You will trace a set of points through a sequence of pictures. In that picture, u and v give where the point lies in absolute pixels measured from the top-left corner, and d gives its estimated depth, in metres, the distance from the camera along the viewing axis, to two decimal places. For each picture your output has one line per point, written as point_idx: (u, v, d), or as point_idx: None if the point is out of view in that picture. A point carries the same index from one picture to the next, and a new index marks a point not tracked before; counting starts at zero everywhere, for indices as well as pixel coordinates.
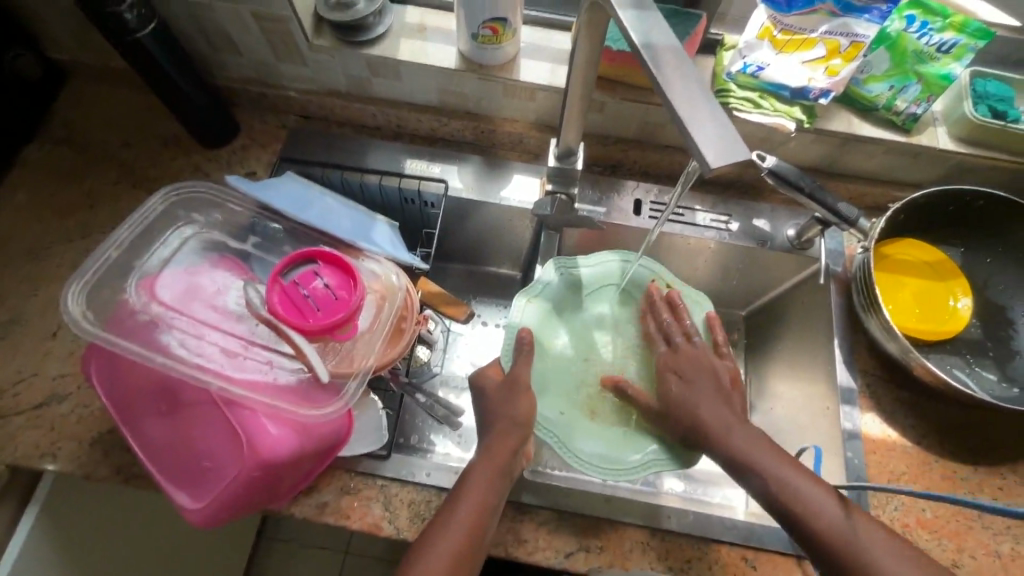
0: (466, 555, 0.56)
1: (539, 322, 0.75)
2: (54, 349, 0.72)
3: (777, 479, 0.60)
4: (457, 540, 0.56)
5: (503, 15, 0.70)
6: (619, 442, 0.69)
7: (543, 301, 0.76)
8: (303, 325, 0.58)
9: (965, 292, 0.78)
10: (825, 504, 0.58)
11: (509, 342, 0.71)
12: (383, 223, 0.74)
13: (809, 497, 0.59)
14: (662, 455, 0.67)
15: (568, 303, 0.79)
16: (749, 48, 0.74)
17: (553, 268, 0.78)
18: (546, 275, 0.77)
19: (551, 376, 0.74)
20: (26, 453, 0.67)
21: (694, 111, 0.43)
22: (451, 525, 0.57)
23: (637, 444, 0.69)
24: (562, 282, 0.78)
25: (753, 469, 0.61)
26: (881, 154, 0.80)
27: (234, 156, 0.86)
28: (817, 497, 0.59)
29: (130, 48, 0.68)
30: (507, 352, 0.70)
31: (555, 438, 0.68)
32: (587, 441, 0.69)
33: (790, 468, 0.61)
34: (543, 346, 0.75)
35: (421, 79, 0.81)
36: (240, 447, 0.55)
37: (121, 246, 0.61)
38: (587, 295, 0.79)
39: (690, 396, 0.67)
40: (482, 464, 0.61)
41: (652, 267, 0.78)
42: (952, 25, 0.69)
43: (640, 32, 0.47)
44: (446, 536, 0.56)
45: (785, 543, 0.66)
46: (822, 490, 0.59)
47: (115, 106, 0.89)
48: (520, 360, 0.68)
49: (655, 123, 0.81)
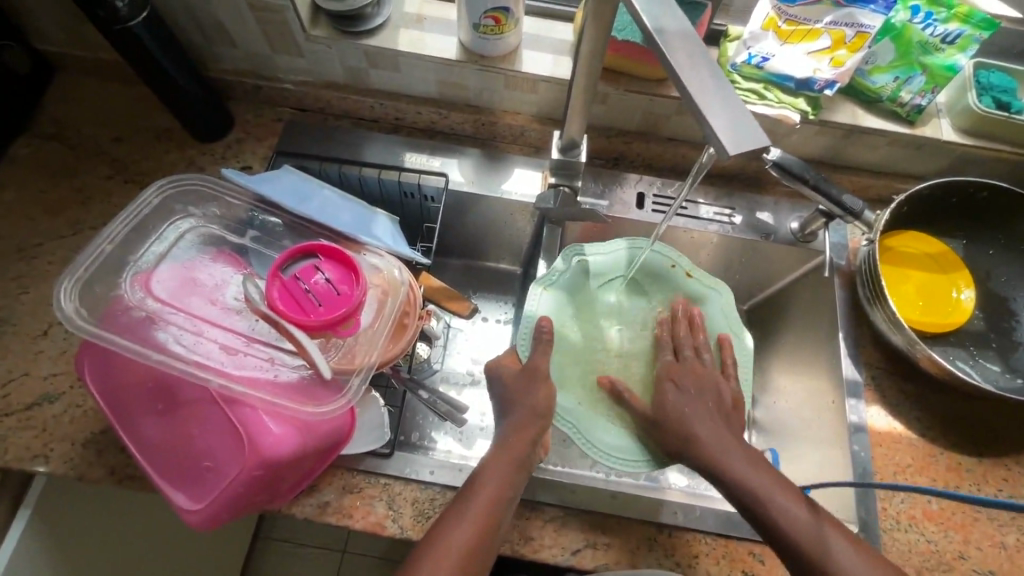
0: (479, 548, 0.54)
1: (556, 311, 0.75)
2: (45, 348, 0.70)
3: (750, 489, 0.59)
4: (477, 522, 0.55)
5: (505, 5, 0.69)
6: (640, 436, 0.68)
7: (557, 290, 0.76)
8: (304, 321, 0.56)
9: (967, 284, 0.78)
10: (795, 511, 0.57)
11: (525, 333, 0.71)
12: (383, 217, 0.72)
13: (781, 505, 0.58)
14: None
15: (579, 292, 0.78)
16: (753, 39, 0.73)
17: (567, 258, 0.77)
18: (559, 265, 0.76)
19: (568, 367, 0.73)
20: (18, 455, 0.65)
21: (707, 98, 0.42)
22: (465, 514, 0.56)
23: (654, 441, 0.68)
24: (575, 270, 0.77)
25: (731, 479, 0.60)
26: (885, 145, 0.79)
27: (229, 150, 0.84)
28: (788, 503, 0.58)
29: (119, 38, 0.66)
30: (524, 343, 0.70)
31: (574, 429, 0.67)
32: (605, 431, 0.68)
33: (760, 473, 0.60)
34: (560, 335, 0.74)
35: (421, 71, 0.80)
36: (240, 446, 0.53)
37: (115, 240, 0.59)
38: (601, 280, 0.79)
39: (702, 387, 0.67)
40: (495, 458, 0.60)
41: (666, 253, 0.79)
42: (958, 15, 0.68)
43: (651, 18, 0.45)
44: (460, 521, 0.55)
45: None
46: (791, 494, 0.59)
47: (106, 99, 0.87)
48: (539, 350, 0.68)
49: (658, 116, 0.80)
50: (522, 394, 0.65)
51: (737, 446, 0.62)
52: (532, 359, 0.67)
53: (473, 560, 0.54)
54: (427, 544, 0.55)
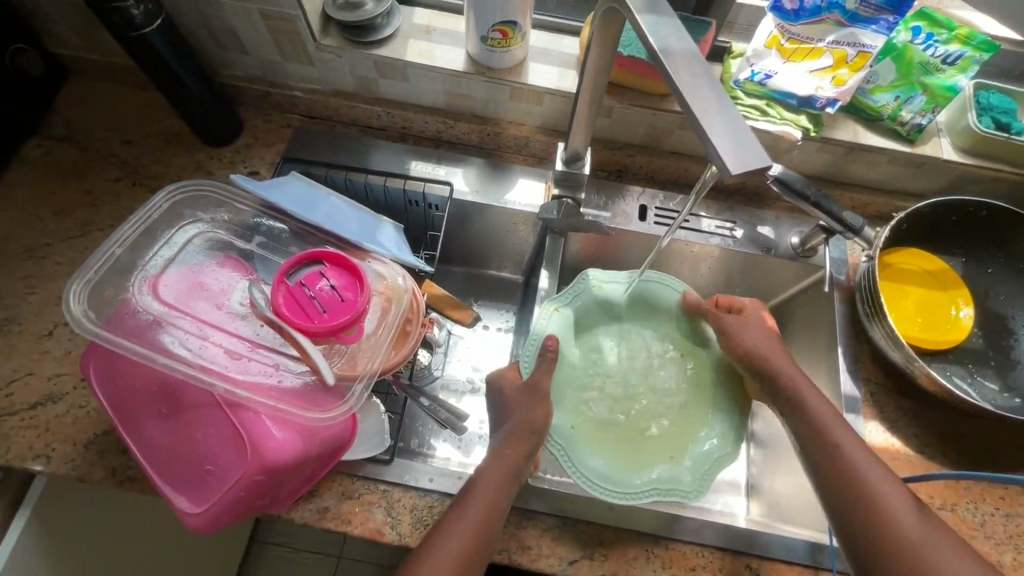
0: (474, 551, 0.54)
1: (565, 330, 0.75)
2: (50, 348, 0.71)
3: (872, 493, 0.55)
4: (478, 519, 0.56)
5: (513, 19, 0.70)
6: (625, 465, 0.67)
7: (568, 312, 0.76)
8: (307, 327, 0.57)
9: (966, 302, 0.79)
10: (871, 468, 0.57)
11: (531, 349, 0.71)
12: (388, 225, 0.73)
13: (897, 513, 0.54)
14: (669, 482, 0.65)
15: (588, 317, 0.78)
16: (757, 56, 0.75)
17: (586, 282, 0.78)
18: (576, 287, 0.78)
19: (568, 390, 0.73)
20: (19, 455, 0.65)
21: (711, 118, 0.43)
22: (464, 515, 0.56)
23: (642, 469, 0.67)
24: (586, 297, 0.78)
25: (847, 482, 0.56)
26: (885, 163, 0.80)
27: (236, 156, 0.85)
28: (903, 514, 0.54)
29: (133, 43, 0.67)
30: (527, 360, 0.70)
31: (563, 454, 0.66)
32: (593, 457, 0.67)
33: (888, 477, 0.57)
34: (566, 356, 0.74)
35: (428, 82, 0.81)
36: (243, 450, 0.54)
37: (124, 244, 0.60)
38: (606, 310, 0.79)
39: (775, 365, 0.66)
40: (492, 464, 0.60)
41: (669, 283, 0.79)
42: (958, 37, 0.69)
43: (658, 37, 0.47)
44: (460, 521, 0.56)
45: (800, 554, 0.66)
46: (876, 462, 0.58)
47: (117, 104, 0.88)
48: (542, 367, 0.68)
49: (662, 130, 0.81)
50: (522, 405, 0.65)
51: (834, 418, 0.61)
52: (533, 376, 0.67)
53: (473, 561, 0.54)
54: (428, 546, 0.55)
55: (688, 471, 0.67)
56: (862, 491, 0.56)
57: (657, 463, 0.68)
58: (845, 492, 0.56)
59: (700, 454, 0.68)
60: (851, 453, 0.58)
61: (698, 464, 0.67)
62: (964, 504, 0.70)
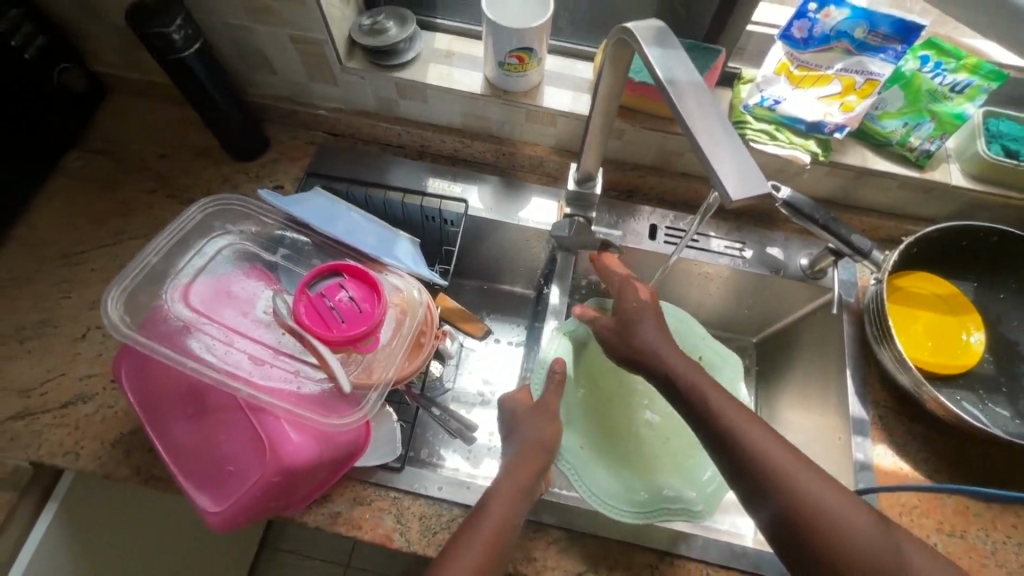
0: (494, 554, 0.56)
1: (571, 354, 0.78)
2: (83, 350, 0.75)
3: (832, 522, 0.51)
4: (493, 521, 0.58)
5: (530, 45, 0.73)
6: (634, 484, 0.70)
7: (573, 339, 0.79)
8: (327, 336, 0.59)
9: (977, 326, 0.79)
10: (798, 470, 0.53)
11: (541, 373, 0.75)
12: (405, 240, 0.76)
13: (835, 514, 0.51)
14: (676, 502, 0.68)
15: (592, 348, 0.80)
16: (766, 83, 0.76)
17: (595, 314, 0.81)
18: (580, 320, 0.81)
19: (578, 411, 0.77)
20: (51, 450, 0.69)
21: (716, 147, 0.45)
22: (480, 525, 0.57)
23: (649, 486, 0.70)
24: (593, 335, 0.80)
25: (798, 517, 0.51)
26: (896, 187, 0.81)
27: (262, 170, 0.89)
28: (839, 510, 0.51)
29: (172, 66, 0.71)
30: (538, 382, 0.74)
31: (574, 473, 0.70)
32: (604, 478, 0.70)
33: (838, 498, 0.52)
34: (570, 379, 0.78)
35: (446, 102, 0.84)
36: (263, 452, 0.56)
37: (160, 252, 0.64)
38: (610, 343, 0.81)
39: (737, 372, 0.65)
40: (513, 477, 0.61)
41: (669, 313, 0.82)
42: (966, 66, 0.70)
43: (665, 69, 0.49)
44: (474, 535, 0.57)
45: None
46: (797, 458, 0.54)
47: (152, 119, 0.93)
48: (551, 387, 0.71)
49: (672, 152, 0.83)
50: (529, 423, 0.67)
51: None
52: (543, 397, 0.70)
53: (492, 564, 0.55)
54: (450, 547, 0.56)
55: (695, 492, 0.70)
56: (817, 522, 0.51)
57: (665, 482, 0.71)
58: (798, 530, 0.51)
59: (705, 477, 0.71)
60: (797, 480, 0.52)
61: (704, 486, 0.70)
62: (974, 531, 0.70)
